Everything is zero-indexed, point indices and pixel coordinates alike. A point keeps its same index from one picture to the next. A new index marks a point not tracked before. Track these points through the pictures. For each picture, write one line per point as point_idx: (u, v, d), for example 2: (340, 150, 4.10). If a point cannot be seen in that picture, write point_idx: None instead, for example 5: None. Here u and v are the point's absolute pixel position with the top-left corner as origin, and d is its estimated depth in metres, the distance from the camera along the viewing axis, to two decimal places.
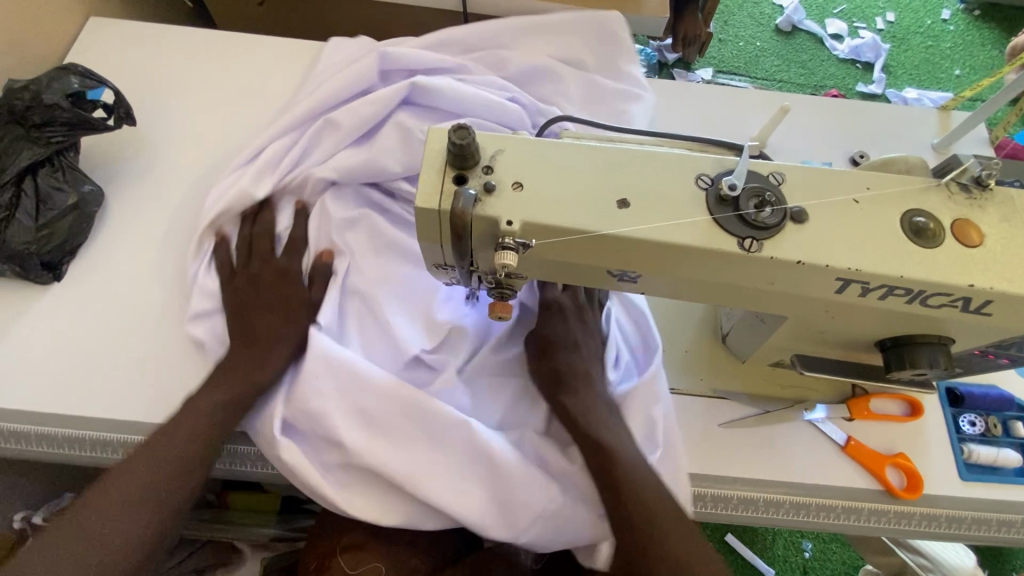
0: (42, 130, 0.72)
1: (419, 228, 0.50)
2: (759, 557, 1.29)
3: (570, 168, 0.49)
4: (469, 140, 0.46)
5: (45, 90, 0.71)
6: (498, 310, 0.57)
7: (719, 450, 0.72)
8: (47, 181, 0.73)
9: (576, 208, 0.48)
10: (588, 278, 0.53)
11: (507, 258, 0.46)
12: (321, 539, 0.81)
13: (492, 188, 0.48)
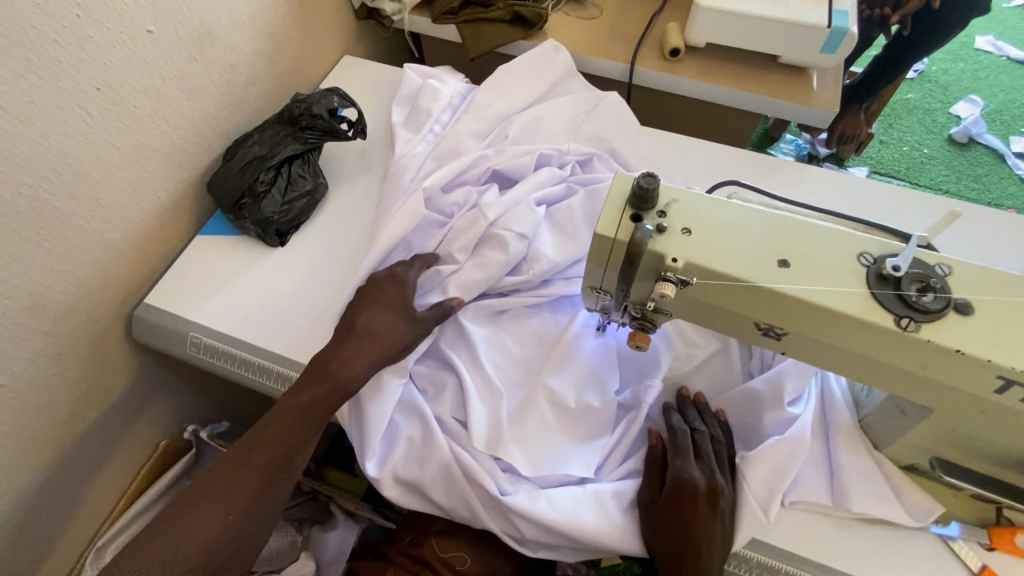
0: (304, 132, 0.94)
1: (592, 251, 0.58)
2: None
3: (735, 225, 0.55)
4: (654, 186, 0.55)
5: (315, 104, 0.94)
6: (638, 338, 0.63)
7: (831, 539, 0.70)
8: (296, 169, 0.93)
9: (737, 260, 0.53)
10: (731, 327, 0.58)
11: (667, 288, 0.53)
12: (413, 523, 0.85)
13: (663, 229, 0.55)
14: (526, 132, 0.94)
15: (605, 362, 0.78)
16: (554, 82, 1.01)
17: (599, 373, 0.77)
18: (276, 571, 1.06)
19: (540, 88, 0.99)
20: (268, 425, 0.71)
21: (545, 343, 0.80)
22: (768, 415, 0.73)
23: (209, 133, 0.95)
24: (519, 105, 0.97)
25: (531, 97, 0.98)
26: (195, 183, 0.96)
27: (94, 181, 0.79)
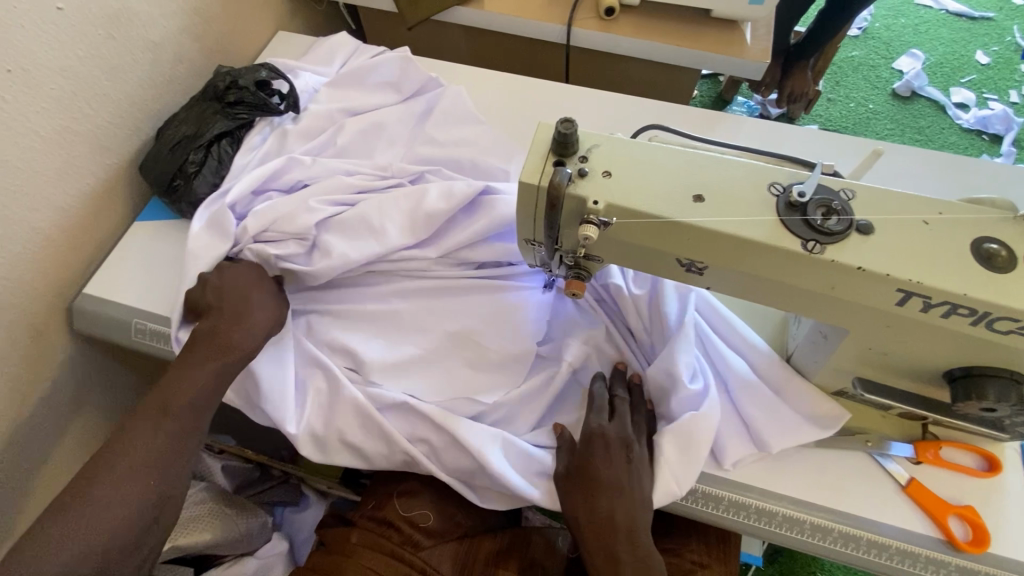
0: (231, 108, 0.92)
1: (519, 201, 0.59)
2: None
3: (654, 166, 0.57)
4: (572, 131, 0.55)
5: (242, 78, 0.93)
6: (573, 286, 0.65)
7: (768, 464, 0.74)
8: (225, 148, 0.91)
9: (655, 198, 0.55)
10: (658, 266, 0.60)
11: (588, 230, 0.54)
12: (376, 489, 0.88)
13: (584, 173, 0.56)
14: (358, 141, 0.94)
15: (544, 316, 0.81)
16: (415, 86, 1.00)
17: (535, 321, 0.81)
18: (250, 553, 1.06)
19: (389, 97, 0.99)
20: (179, 385, 0.72)
21: (474, 298, 0.82)
22: (675, 399, 0.74)
23: (137, 115, 0.92)
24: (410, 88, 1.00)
25: (381, 101, 0.98)
26: (127, 167, 0.93)
27: (15, 167, 0.76)
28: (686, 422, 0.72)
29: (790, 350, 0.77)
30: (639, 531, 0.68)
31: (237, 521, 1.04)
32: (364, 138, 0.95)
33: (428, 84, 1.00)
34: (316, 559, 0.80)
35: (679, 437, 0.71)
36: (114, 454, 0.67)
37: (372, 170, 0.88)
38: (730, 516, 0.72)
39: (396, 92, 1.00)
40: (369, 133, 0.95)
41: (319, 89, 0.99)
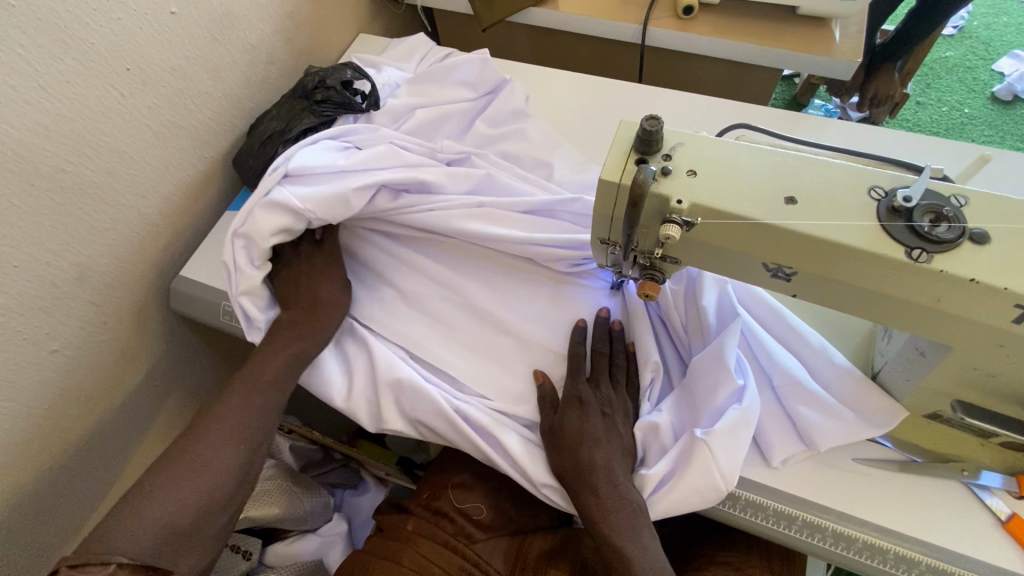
0: (319, 106, 0.97)
1: (598, 198, 0.59)
2: None
3: (743, 166, 0.55)
4: (658, 128, 0.54)
5: (328, 77, 0.97)
6: (646, 288, 0.63)
7: (847, 486, 0.70)
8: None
9: (743, 199, 0.53)
10: (740, 269, 0.58)
11: (670, 230, 0.53)
12: (431, 480, 0.90)
13: (668, 172, 0.55)
14: (425, 128, 0.97)
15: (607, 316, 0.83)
16: (492, 84, 1.02)
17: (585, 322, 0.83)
18: (312, 530, 1.12)
19: (466, 95, 1.00)
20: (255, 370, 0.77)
21: (531, 294, 0.85)
22: (722, 390, 0.72)
23: (232, 112, 0.99)
24: (488, 85, 1.01)
25: (456, 97, 1.00)
26: (222, 160, 1.00)
27: (129, 158, 0.83)
28: (732, 419, 0.69)
29: (877, 367, 0.72)
30: (615, 470, 0.70)
31: (301, 498, 1.09)
32: (428, 129, 0.97)
33: (504, 83, 1.02)
34: (375, 542, 0.82)
35: (723, 433, 0.69)
36: (180, 461, 0.68)
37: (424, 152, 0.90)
38: (806, 538, 0.68)
39: (472, 91, 1.01)
40: (437, 123, 0.98)
41: (400, 84, 1.02)
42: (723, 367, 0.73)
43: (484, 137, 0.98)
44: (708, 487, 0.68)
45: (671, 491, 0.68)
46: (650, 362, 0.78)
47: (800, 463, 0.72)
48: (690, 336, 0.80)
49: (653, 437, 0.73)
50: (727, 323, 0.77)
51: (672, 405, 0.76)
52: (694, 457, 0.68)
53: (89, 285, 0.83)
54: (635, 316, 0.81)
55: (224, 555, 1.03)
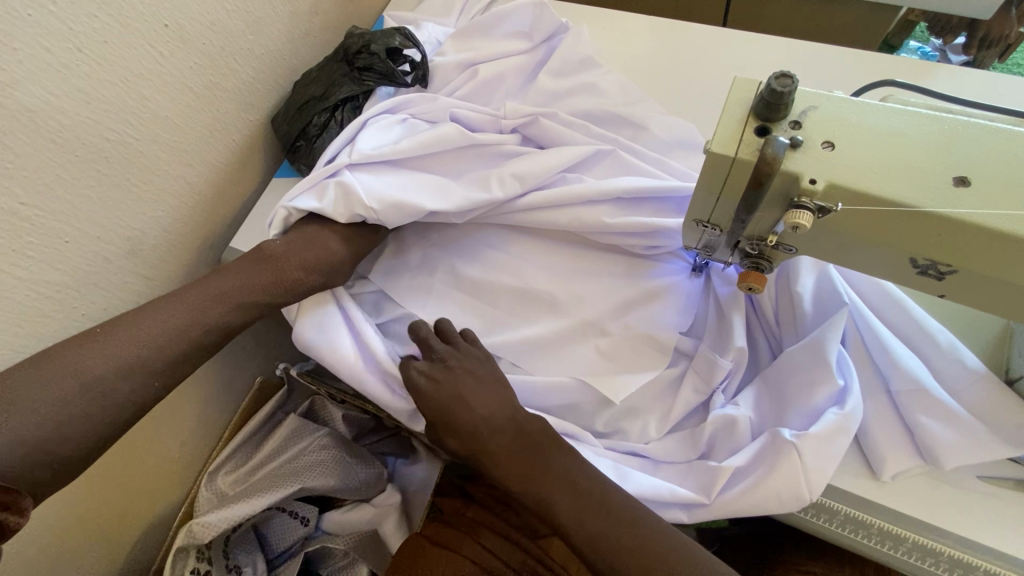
0: (360, 73, 0.87)
1: (703, 174, 0.49)
2: None
3: (896, 135, 0.45)
4: (790, 89, 0.43)
5: (374, 42, 0.85)
6: (751, 280, 0.55)
7: (976, 508, 0.60)
8: (347, 115, 0.88)
9: (898, 180, 0.43)
10: (878, 265, 0.48)
11: (802, 217, 0.44)
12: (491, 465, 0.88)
13: (798, 143, 0.44)
14: (477, 91, 0.87)
15: (692, 302, 0.75)
16: (548, 31, 0.90)
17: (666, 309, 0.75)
18: (367, 500, 1.12)
19: (519, 46, 0.89)
20: (205, 293, 0.67)
21: (603, 274, 0.77)
22: (820, 389, 0.64)
23: (275, 70, 0.92)
24: (542, 36, 0.89)
25: (509, 50, 0.89)
26: (266, 123, 0.94)
27: (172, 123, 0.78)
28: (829, 424, 0.62)
29: (1015, 371, 0.62)
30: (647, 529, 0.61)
31: (355, 469, 1.09)
32: (485, 90, 0.88)
33: (561, 30, 0.90)
34: (433, 527, 0.80)
35: (818, 438, 0.61)
36: (68, 366, 0.59)
37: (490, 122, 0.81)
38: (912, 561, 0.62)
39: (526, 41, 0.90)
40: (492, 85, 0.88)
41: (444, 42, 0.93)
42: (818, 365, 0.65)
43: (546, 94, 0.87)
44: (790, 494, 0.61)
45: (749, 492, 0.62)
46: (733, 348, 0.71)
47: (913, 477, 0.62)
48: (780, 326, 0.73)
49: (728, 433, 0.67)
50: (830, 313, 0.69)
51: (751, 399, 0.70)
52: (782, 460, 0.61)
53: (140, 259, 0.80)
54: (731, 305, 0.73)
55: (283, 519, 1.06)
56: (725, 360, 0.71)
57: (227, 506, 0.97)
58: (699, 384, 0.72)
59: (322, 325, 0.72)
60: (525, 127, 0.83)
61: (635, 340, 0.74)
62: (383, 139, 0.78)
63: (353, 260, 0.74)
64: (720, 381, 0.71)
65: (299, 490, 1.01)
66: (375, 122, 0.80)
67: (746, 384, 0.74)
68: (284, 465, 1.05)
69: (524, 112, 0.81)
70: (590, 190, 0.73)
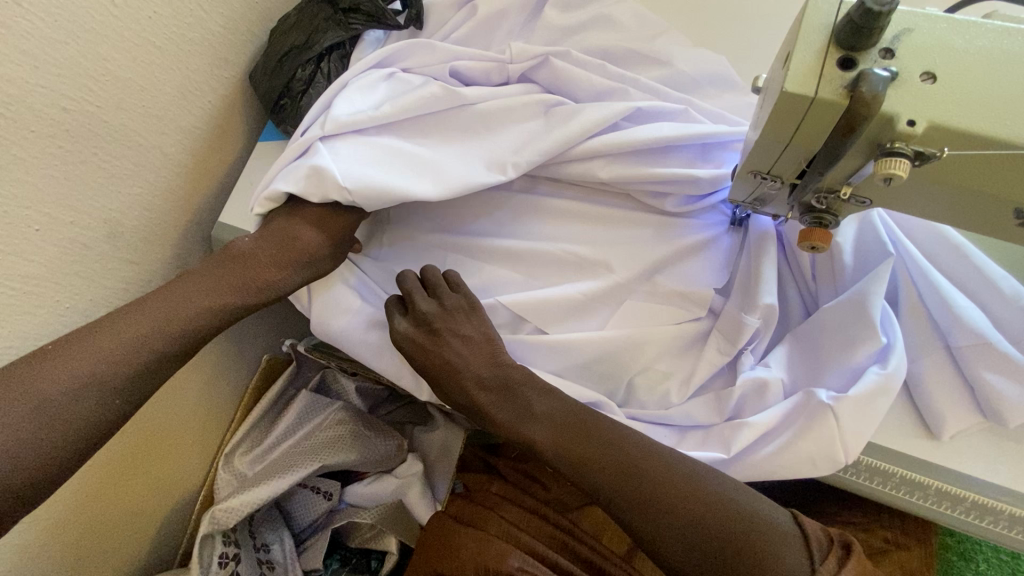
0: (346, 16, 0.76)
1: (771, 118, 0.41)
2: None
3: (1004, 64, 0.37)
4: (889, 9, 0.35)
5: None
6: (814, 239, 0.48)
7: None
8: (335, 64, 0.78)
9: (1011, 117, 0.36)
10: (971, 215, 0.42)
11: (898, 166, 0.37)
12: None
13: (894, 75, 0.37)
14: (477, 32, 0.77)
15: (721, 256, 0.67)
16: None
17: (691, 266, 0.67)
18: (388, 470, 1.08)
19: None
20: (187, 286, 0.62)
21: (630, 230, 0.69)
22: (860, 349, 0.57)
23: (244, 17, 0.80)
24: None
25: None
26: (242, 81, 0.83)
27: (137, 86, 0.68)
28: (870, 385, 0.55)
29: None
30: (721, 494, 0.55)
31: (374, 442, 1.06)
32: (487, 30, 0.77)
33: None
34: (456, 503, 0.78)
35: (858, 400, 0.55)
36: (51, 367, 0.55)
37: (496, 67, 0.72)
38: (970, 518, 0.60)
39: None
40: (495, 23, 0.77)
41: None
42: (860, 321, 0.58)
43: (554, 30, 0.77)
44: (825, 457, 0.56)
45: (781, 453, 0.57)
46: (762, 305, 0.62)
47: (973, 433, 0.59)
48: (817, 280, 0.64)
49: (757, 396, 0.60)
50: (874, 264, 0.61)
51: (782, 359, 0.62)
52: (816, 424, 0.56)
53: (123, 243, 0.72)
54: (759, 255, 0.65)
55: (306, 495, 1.05)
56: (752, 319, 0.62)
57: (247, 488, 0.95)
58: (724, 343, 0.63)
59: (327, 314, 0.68)
60: (535, 72, 0.73)
61: (659, 300, 0.67)
62: (365, 98, 0.69)
63: (336, 249, 0.67)
64: (747, 342, 0.63)
65: (319, 468, 0.99)
66: (352, 81, 0.70)
67: (776, 343, 0.65)
68: (300, 444, 1.01)
69: (532, 53, 0.72)
70: (614, 142, 0.65)
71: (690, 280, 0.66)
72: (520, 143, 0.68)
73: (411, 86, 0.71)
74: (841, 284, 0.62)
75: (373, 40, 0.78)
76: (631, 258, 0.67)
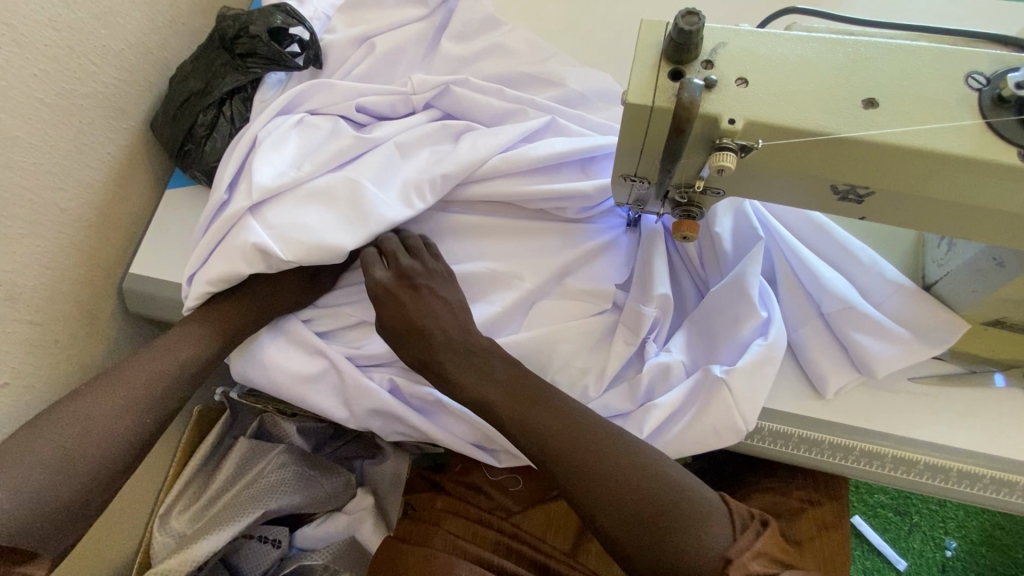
0: (245, 61, 0.78)
1: (624, 127, 0.47)
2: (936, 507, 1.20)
3: (806, 65, 0.43)
4: (698, 28, 0.41)
5: (252, 23, 0.76)
6: (683, 229, 0.54)
7: (910, 411, 0.64)
8: (237, 107, 0.79)
9: (811, 109, 0.42)
10: (802, 196, 0.48)
11: (726, 159, 0.43)
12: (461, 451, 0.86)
13: (713, 83, 0.43)
14: (378, 67, 0.80)
15: (622, 256, 0.73)
16: None
17: (597, 268, 0.72)
18: (339, 508, 1.07)
19: (413, 11, 0.82)
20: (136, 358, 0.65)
21: (536, 240, 0.74)
22: (744, 323, 0.63)
23: (140, 67, 0.80)
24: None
25: (406, 18, 0.81)
26: (144, 130, 0.83)
27: (26, 144, 0.67)
28: (754, 356, 0.62)
29: (932, 277, 0.65)
30: (656, 479, 0.58)
31: (320, 481, 1.03)
32: (388, 64, 0.81)
33: None
34: (404, 525, 0.78)
35: (745, 371, 0.61)
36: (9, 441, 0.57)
37: (400, 100, 0.76)
38: (865, 467, 0.64)
39: (423, 6, 0.82)
40: (394, 57, 0.81)
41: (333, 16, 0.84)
42: (741, 297, 0.64)
43: (452, 60, 0.82)
44: (725, 427, 0.61)
45: (686, 427, 0.62)
46: (657, 296, 0.67)
47: (852, 390, 0.66)
48: (705, 268, 0.71)
49: (663, 378, 0.65)
50: (748, 248, 0.68)
51: (681, 341, 0.68)
52: (713, 397, 0.61)
53: (22, 305, 0.69)
54: (651, 250, 0.71)
55: (252, 546, 1.00)
56: (649, 308, 0.67)
57: (185, 546, 0.91)
58: (629, 334, 0.68)
59: (249, 356, 0.70)
60: (438, 99, 0.78)
61: (569, 302, 0.71)
62: (275, 152, 0.71)
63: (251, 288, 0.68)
64: (648, 331, 0.68)
65: (263, 514, 0.95)
66: (262, 137, 0.72)
67: (675, 328, 0.71)
68: (241, 492, 0.98)
69: (433, 82, 0.76)
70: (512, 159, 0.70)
71: (596, 280, 0.71)
72: (427, 165, 0.72)
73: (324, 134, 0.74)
74: (726, 268, 0.69)
75: (277, 83, 0.80)
76: (539, 267, 0.72)
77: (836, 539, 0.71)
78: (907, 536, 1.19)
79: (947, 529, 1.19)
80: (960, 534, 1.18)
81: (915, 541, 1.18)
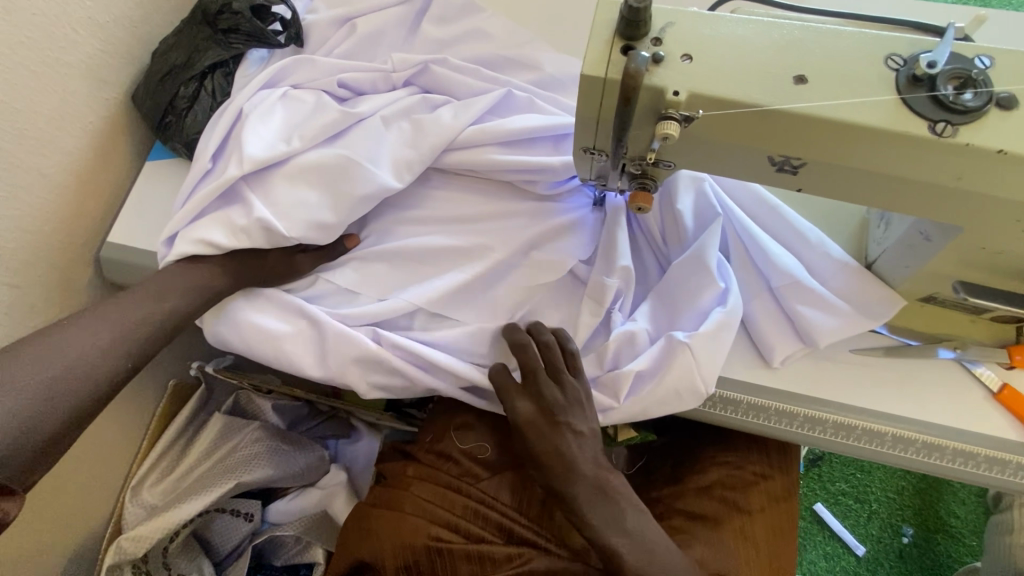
0: (228, 36, 0.80)
1: (581, 98, 0.51)
2: (894, 493, 1.26)
3: (745, 44, 0.48)
4: (646, 5, 0.45)
5: None
6: (638, 200, 0.57)
7: (850, 379, 0.69)
8: (219, 81, 0.81)
9: (747, 83, 0.47)
10: (743, 167, 0.52)
11: (670, 128, 0.47)
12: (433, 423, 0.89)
13: (660, 58, 0.47)
14: (360, 47, 0.83)
15: (588, 232, 0.76)
16: None
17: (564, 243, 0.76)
18: (312, 484, 1.08)
19: None
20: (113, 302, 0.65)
21: (507, 216, 0.77)
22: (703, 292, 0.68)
23: (124, 40, 0.82)
24: None
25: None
26: (126, 102, 0.85)
27: (10, 107, 0.69)
28: (714, 322, 0.66)
29: (873, 256, 0.70)
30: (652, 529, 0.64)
31: (293, 456, 1.05)
32: (369, 45, 0.84)
33: None
34: (375, 492, 0.81)
35: (703, 337, 0.65)
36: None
37: (381, 77, 0.79)
38: (806, 432, 0.69)
39: None
40: (375, 37, 0.84)
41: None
42: (701, 268, 0.69)
43: (431, 43, 0.85)
44: (684, 390, 0.65)
45: (644, 391, 0.66)
46: (619, 268, 0.71)
47: (798, 360, 0.70)
48: (668, 244, 0.75)
49: (628, 346, 0.68)
50: (707, 225, 0.73)
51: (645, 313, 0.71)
52: (672, 361, 0.65)
53: (1, 265, 0.71)
54: (616, 226, 0.75)
55: (226, 520, 1.01)
56: (611, 280, 0.71)
57: (159, 514, 0.93)
58: (594, 305, 0.72)
59: (226, 320, 0.71)
60: (417, 78, 0.81)
61: (536, 275, 0.75)
62: (261, 123, 0.73)
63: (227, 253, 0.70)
64: (613, 301, 0.71)
65: (235, 486, 0.97)
66: (249, 109, 0.75)
67: (638, 302, 0.75)
68: (214, 465, 0.99)
69: (412, 62, 0.79)
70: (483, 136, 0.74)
71: (563, 254, 0.75)
72: (407, 141, 0.75)
73: (309, 108, 0.76)
74: (687, 243, 0.73)
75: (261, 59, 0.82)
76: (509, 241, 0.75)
77: (783, 509, 0.77)
78: (865, 521, 1.24)
79: (904, 513, 1.25)
80: (916, 519, 1.24)
81: (873, 526, 1.24)
